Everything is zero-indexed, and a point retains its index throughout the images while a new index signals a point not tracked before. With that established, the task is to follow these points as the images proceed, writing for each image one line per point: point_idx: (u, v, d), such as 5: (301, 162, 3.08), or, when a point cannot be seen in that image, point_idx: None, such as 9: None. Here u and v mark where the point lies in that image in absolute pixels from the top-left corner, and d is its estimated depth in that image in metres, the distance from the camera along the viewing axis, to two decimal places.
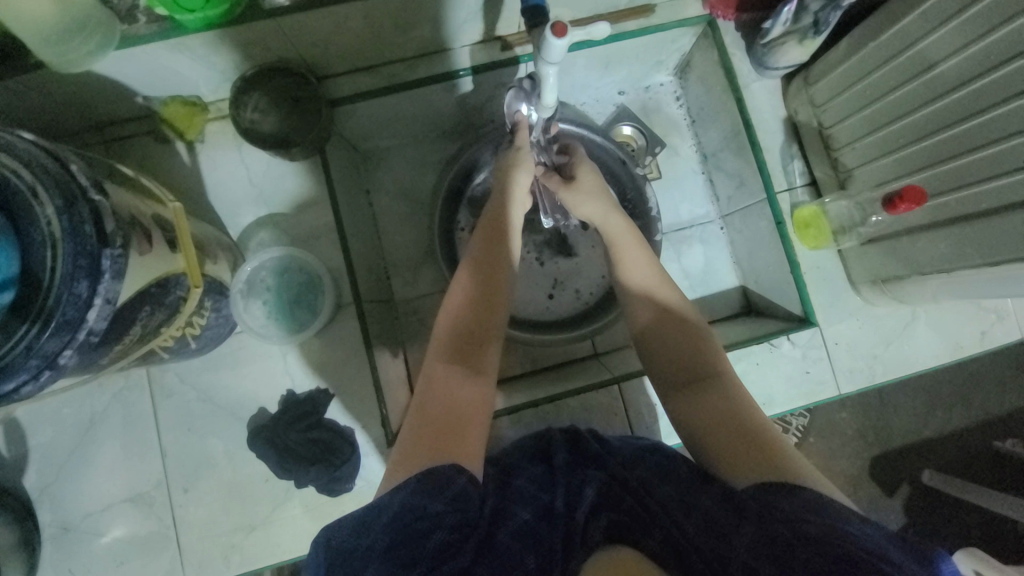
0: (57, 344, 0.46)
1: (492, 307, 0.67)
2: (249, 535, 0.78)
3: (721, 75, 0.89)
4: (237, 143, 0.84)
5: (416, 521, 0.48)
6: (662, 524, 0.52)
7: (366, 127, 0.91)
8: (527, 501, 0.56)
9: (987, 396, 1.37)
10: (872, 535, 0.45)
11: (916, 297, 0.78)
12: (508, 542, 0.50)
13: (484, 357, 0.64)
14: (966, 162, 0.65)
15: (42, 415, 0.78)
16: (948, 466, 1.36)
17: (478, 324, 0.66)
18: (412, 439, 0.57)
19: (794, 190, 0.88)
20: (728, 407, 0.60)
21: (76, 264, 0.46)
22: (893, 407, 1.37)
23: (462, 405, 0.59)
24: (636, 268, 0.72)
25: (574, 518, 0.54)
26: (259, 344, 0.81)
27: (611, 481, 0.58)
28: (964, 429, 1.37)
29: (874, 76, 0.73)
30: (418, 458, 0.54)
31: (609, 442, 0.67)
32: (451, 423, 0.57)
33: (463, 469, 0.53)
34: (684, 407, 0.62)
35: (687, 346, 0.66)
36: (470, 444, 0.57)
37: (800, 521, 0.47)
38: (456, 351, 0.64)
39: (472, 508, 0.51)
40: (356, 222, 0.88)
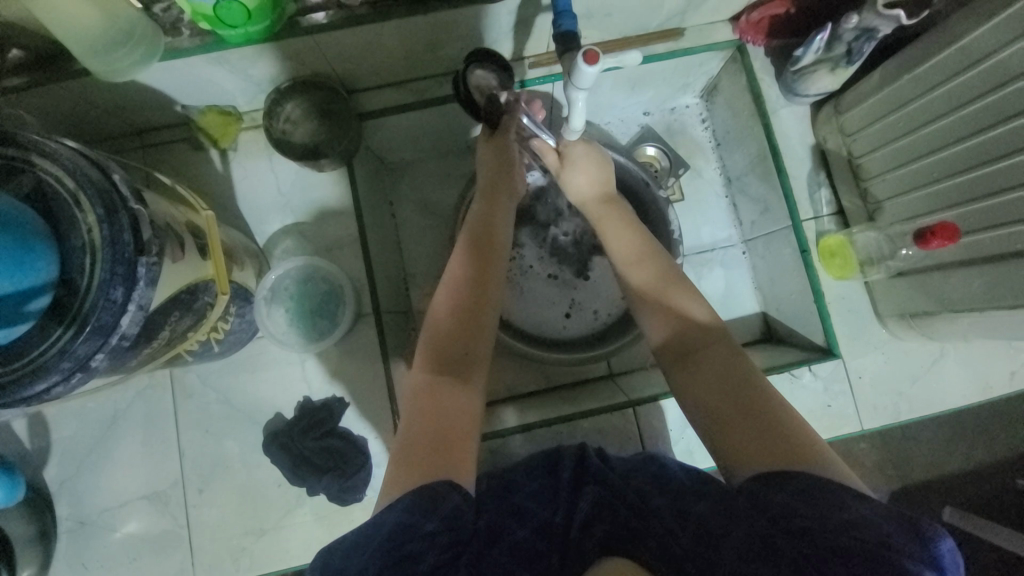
0: (89, 347, 0.48)
1: (479, 310, 0.64)
2: (258, 539, 0.78)
3: (749, 100, 0.89)
4: (268, 152, 0.86)
5: (409, 543, 0.48)
6: (656, 534, 0.53)
7: (393, 140, 0.93)
8: (522, 518, 0.57)
9: (1015, 433, 1.32)
10: (869, 516, 0.44)
11: (945, 334, 0.76)
12: (502, 558, 0.52)
13: (471, 362, 0.62)
14: (1001, 200, 0.63)
15: (67, 409, 0.80)
16: (971, 505, 1.31)
17: (464, 329, 0.63)
18: (401, 452, 0.56)
19: (820, 219, 0.86)
20: (731, 386, 0.57)
21: (113, 271, 0.48)
22: (915, 440, 1.33)
23: (450, 417, 0.58)
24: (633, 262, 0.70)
25: (569, 531, 0.56)
26: (279, 350, 0.82)
27: (607, 493, 0.59)
28: (990, 466, 1.31)
29: (907, 108, 0.72)
30: (412, 473, 0.53)
31: (613, 458, 0.66)
32: (440, 434, 0.56)
33: (456, 485, 0.52)
34: (687, 390, 0.60)
35: (685, 329, 0.63)
36: (461, 455, 0.56)
37: (793, 514, 0.46)
38: (441, 359, 0.62)
39: (467, 526, 0.50)
40: (379, 234, 0.90)
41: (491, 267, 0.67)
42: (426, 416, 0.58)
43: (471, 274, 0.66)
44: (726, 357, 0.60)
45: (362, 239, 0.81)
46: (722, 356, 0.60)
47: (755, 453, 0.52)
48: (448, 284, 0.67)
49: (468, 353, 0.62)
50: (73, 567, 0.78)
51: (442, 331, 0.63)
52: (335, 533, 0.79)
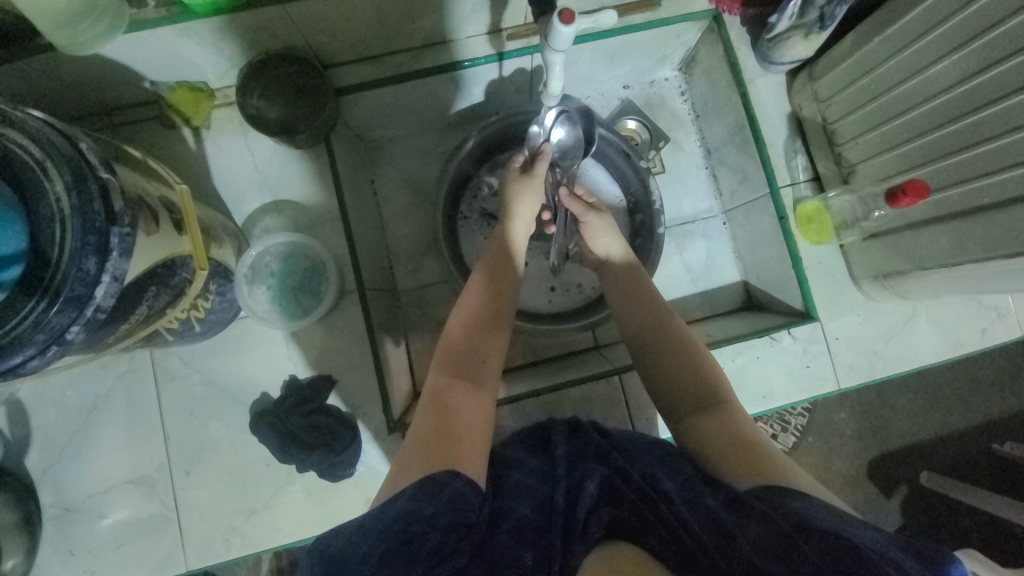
0: (64, 319, 0.47)
1: (496, 329, 0.70)
2: (249, 519, 0.78)
3: (726, 69, 0.90)
4: (243, 129, 0.84)
5: (411, 525, 0.49)
6: (665, 520, 0.52)
7: (371, 117, 0.91)
8: (525, 495, 0.57)
9: (985, 398, 1.37)
10: (881, 541, 0.46)
11: (917, 291, 0.79)
12: (507, 540, 0.51)
13: (485, 370, 0.67)
14: (969, 156, 0.65)
15: (45, 395, 0.78)
16: (945, 468, 1.36)
17: (481, 342, 0.68)
18: (415, 443, 0.58)
19: (797, 185, 0.88)
20: (729, 419, 0.63)
21: (85, 240, 0.47)
22: (891, 407, 1.37)
23: (467, 418, 0.61)
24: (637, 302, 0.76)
25: (574, 514, 0.53)
26: (262, 330, 0.82)
27: (611, 474, 0.58)
28: (963, 430, 1.37)
29: (879, 71, 0.74)
30: (424, 462, 0.55)
31: (615, 438, 0.69)
32: (455, 430, 0.59)
33: (458, 472, 0.54)
34: (691, 424, 0.65)
35: (691, 370, 0.68)
36: (472, 448, 0.58)
37: (806, 518, 0.49)
38: (458, 366, 0.66)
39: (471, 509, 0.52)
40: (360, 211, 0.89)
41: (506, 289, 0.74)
42: (440, 412, 0.61)
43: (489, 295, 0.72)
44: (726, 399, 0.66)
45: (343, 214, 0.80)
46: (723, 397, 0.66)
47: (751, 471, 0.57)
48: (467, 303, 0.72)
49: (485, 364, 0.67)
50: (60, 555, 0.77)
51: (459, 349, 0.68)
52: (326, 509, 0.79)
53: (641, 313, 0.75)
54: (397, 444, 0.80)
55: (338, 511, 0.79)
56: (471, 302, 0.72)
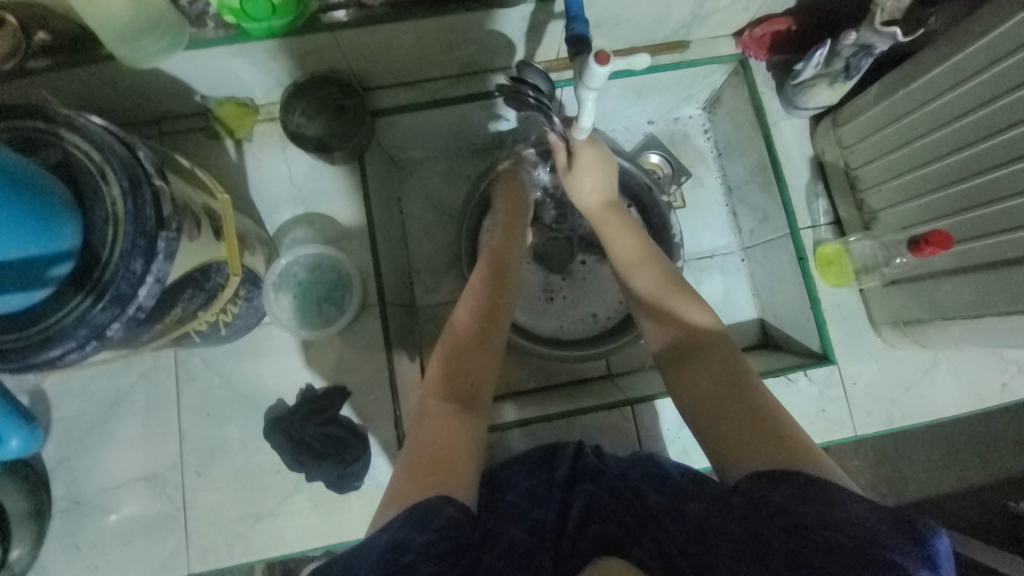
0: (107, 316, 0.49)
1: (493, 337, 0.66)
2: (254, 525, 0.78)
3: (750, 111, 0.92)
4: (283, 144, 0.88)
5: (404, 556, 0.46)
6: (653, 533, 0.52)
7: (403, 139, 0.96)
8: (518, 517, 0.55)
9: (1006, 455, 1.33)
10: (861, 514, 0.43)
11: (938, 341, 0.77)
12: (496, 561, 0.49)
13: (478, 391, 0.63)
14: (988, 212, 0.65)
15: (70, 388, 0.81)
16: (963, 526, 1.31)
17: (474, 360, 0.64)
18: (406, 469, 0.55)
19: (817, 228, 0.89)
20: (727, 377, 0.58)
21: (135, 243, 0.50)
22: (907, 458, 1.33)
23: (458, 438, 0.57)
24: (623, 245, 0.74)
25: (562, 530, 0.54)
26: (284, 338, 0.83)
27: (601, 492, 0.59)
28: (982, 488, 1.32)
29: (902, 122, 0.75)
30: (414, 489, 0.52)
31: (608, 460, 0.67)
32: (451, 454, 0.56)
33: (452, 498, 0.51)
34: (689, 387, 0.60)
35: (682, 330, 0.64)
36: (462, 472, 0.55)
37: (789, 510, 0.45)
38: (451, 383, 0.62)
39: (465, 535, 0.49)
40: (386, 228, 0.92)
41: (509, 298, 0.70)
42: (437, 431, 0.57)
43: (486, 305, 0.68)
44: (721, 352, 0.61)
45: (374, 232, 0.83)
46: (718, 355, 0.61)
47: (748, 449, 0.52)
48: (465, 311, 0.68)
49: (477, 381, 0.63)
50: (65, 548, 0.78)
51: (452, 362, 0.64)
52: (330, 521, 0.79)
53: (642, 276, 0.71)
54: None
55: (342, 523, 0.79)
56: (465, 310, 0.68)
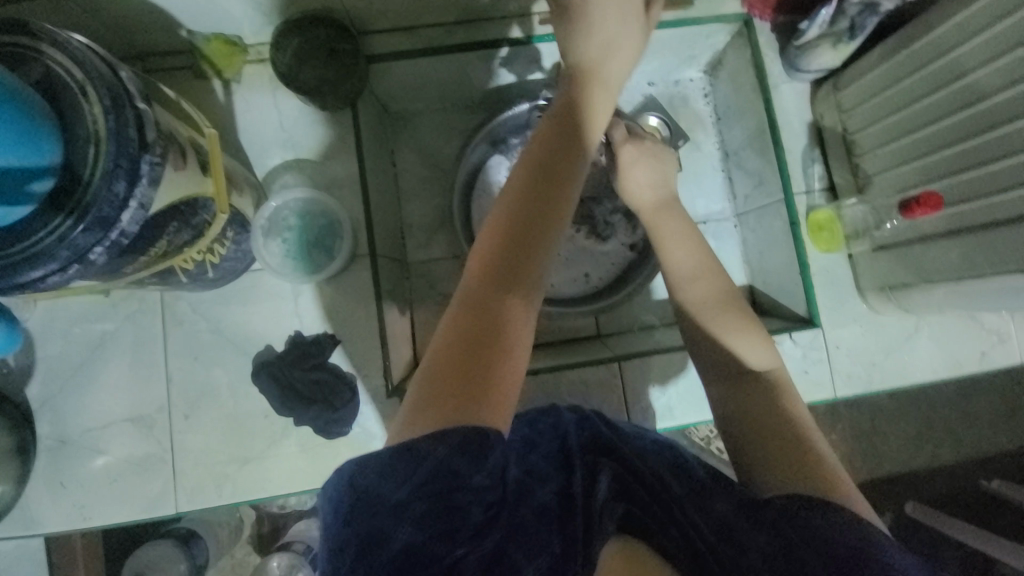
0: (89, 239, 0.48)
1: (548, 218, 0.57)
2: (242, 467, 0.79)
3: (752, 74, 0.91)
4: (273, 87, 0.86)
5: (451, 494, 0.42)
6: (677, 519, 0.52)
7: (398, 88, 0.93)
8: (542, 480, 0.53)
9: (979, 434, 1.38)
10: (908, 566, 0.44)
11: (920, 305, 0.79)
12: (535, 522, 0.48)
13: (518, 306, 0.54)
14: (978, 175, 0.66)
15: (54, 328, 0.80)
16: (931, 499, 1.37)
17: (513, 271, 0.54)
18: (428, 395, 0.48)
19: (811, 194, 0.89)
20: (772, 408, 0.59)
21: (117, 165, 0.48)
22: (884, 434, 1.37)
23: (496, 364, 0.50)
24: (682, 245, 0.70)
25: (590, 504, 0.52)
26: (272, 285, 0.82)
27: (624, 470, 0.56)
28: (953, 464, 1.37)
29: (902, 85, 0.74)
30: (439, 417, 0.46)
31: (620, 426, 0.64)
32: (492, 383, 0.49)
33: (491, 431, 0.45)
34: (736, 405, 0.60)
35: (733, 355, 0.64)
36: (497, 403, 0.48)
37: (831, 534, 0.46)
38: (486, 297, 0.53)
39: (504, 486, 0.45)
40: (379, 179, 0.90)
41: (571, 179, 0.59)
42: (479, 324, 0.52)
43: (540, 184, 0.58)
44: (775, 389, 0.61)
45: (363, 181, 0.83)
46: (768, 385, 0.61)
47: (788, 474, 0.53)
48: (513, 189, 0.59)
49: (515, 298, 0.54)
50: (50, 486, 0.78)
51: (499, 249, 0.55)
52: (319, 465, 0.80)
53: (699, 287, 0.68)
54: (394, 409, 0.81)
55: (330, 468, 0.80)
56: (514, 190, 0.59)
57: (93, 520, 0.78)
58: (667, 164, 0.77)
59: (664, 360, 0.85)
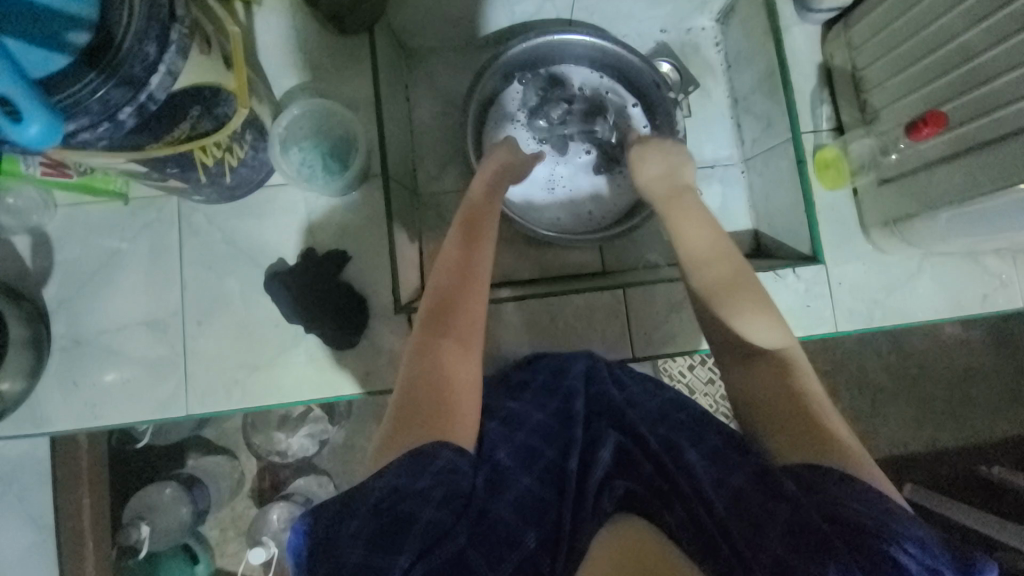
0: (121, 97, 0.51)
1: (471, 275, 0.66)
2: (252, 374, 0.81)
3: (763, 16, 0.92)
4: (292, 10, 0.87)
5: (403, 502, 0.46)
6: (684, 496, 0.52)
7: (414, 21, 0.95)
8: (528, 465, 0.55)
9: (981, 418, 1.38)
10: (919, 539, 0.46)
11: (924, 237, 0.80)
12: (510, 516, 0.49)
13: (471, 328, 0.63)
14: (986, 91, 0.67)
15: (71, 232, 0.82)
16: (931, 479, 1.36)
17: (458, 296, 0.64)
18: (395, 417, 0.55)
19: (819, 132, 0.90)
20: (783, 392, 0.59)
21: (148, 26, 0.50)
22: (886, 414, 1.37)
23: (452, 376, 0.58)
24: (692, 234, 0.72)
25: (585, 484, 0.53)
26: (285, 201, 0.84)
27: (629, 442, 0.57)
28: (954, 448, 1.37)
29: (912, 12, 0.75)
30: (409, 434, 0.53)
31: (631, 394, 0.66)
32: (453, 392, 0.57)
33: (448, 443, 0.52)
34: (742, 379, 0.62)
35: (747, 337, 0.64)
36: (456, 417, 0.55)
37: (851, 510, 0.48)
38: (436, 321, 0.62)
39: (463, 480, 0.50)
40: (393, 107, 0.92)
41: (490, 237, 0.71)
42: (425, 370, 0.58)
43: (464, 250, 0.68)
44: (789, 365, 0.61)
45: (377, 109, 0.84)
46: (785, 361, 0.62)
47: (795, 444, 0.55)
48: (441, 261, 0.68)
49: (467, 317, 0.63)
50: (64, 384, 0.80)
51: (442, 283, 0.65)
52: (326, 376, 0.82)
53: (715, 271, 0.69)
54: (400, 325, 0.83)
55: (337, 379, 0.82)
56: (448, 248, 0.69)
57: (104, 419, 0.80)
58: (686, 161, 0.81)
59: (668, 288, 0.86)
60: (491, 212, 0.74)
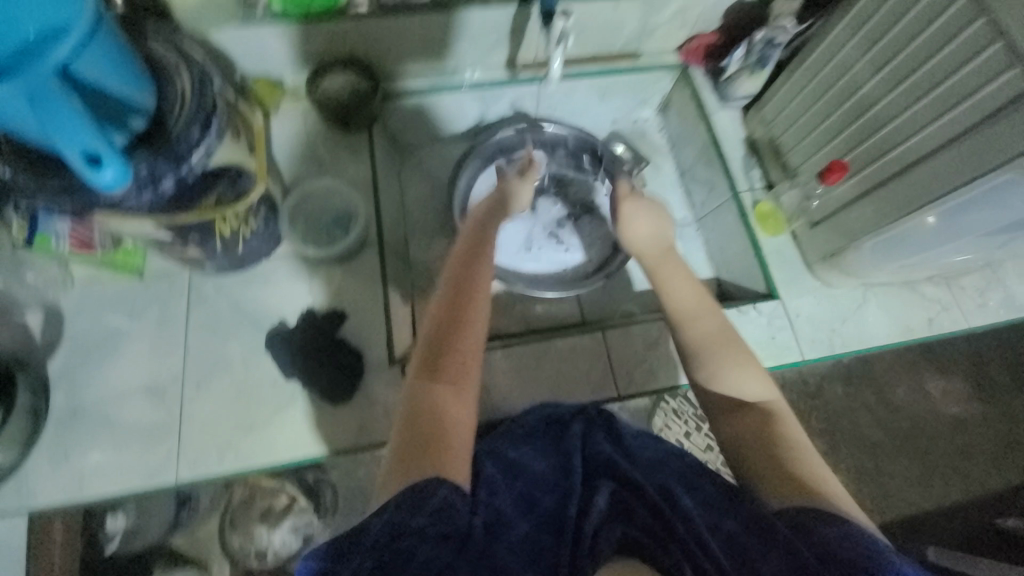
0: (165, 168, 0.61)
1: (470, 315, 0.62)
2: (246, 434, 0.82)
3: (692, 105, 1.13)
4: (304, 115, 1.04)
5: (400, 541, 0.45)
6: (681, 539, 0.49)
7: (405, 122, 1.12)
8: (527, 510, 0.55)
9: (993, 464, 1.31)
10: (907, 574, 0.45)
11: (859, 267, 0.92)
12: (509, 558, 0.48)
13: (465, 365, 0.59)
14: (875, 141, 0.83)
15: (83, 306, 0.87)
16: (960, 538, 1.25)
17: (453, 333, 0.61)
18: (391, 454, 0.53)
19: (754, 190, 1.06)
20: (766, 438, 0.60)
21: (196, 115, 0.63)
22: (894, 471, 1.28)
23: (448, 414, 0.55)
24: (679, 288, 0.71)
25: (582, 527, 0.52)
26: (288, 269, 0.92)
27: (622, 488, 0.56)
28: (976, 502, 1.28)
29: (807, 91, 0.96)
30: (404, 470, 0.50)
31: (630, 447, 0.63)
32: (449, 430, 0.54)
33: (446, 480, 0.49)
34: (734, 430, 0.62)
35: (735, 387, 0.64)
36: (454, 454, 0.53)
37: (836, 547, 0.47)
38: (429, 358, 0.59)
39: (459, 518, 0.48)
40: (388, 188, 1.06)
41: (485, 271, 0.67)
42: (419, 409, 0.55)
43: (459, 284, 0.64)
44: (775, 418, 0.61)
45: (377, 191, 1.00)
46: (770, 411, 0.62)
47: (782, 487, 0.55)
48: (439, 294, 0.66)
49: (462, 355, 0.60)
50: (54, 456, 0.79)
51: (437, 319, 0.63)
52: (321, 432, 0.84)
53: (702, 323, 0.68)
54: (394, 377, 0.86)
55: (332, 434, 0.83)
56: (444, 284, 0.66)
57: (90, 491, 0.79)
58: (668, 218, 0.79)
59: (643, 328, 0.94)
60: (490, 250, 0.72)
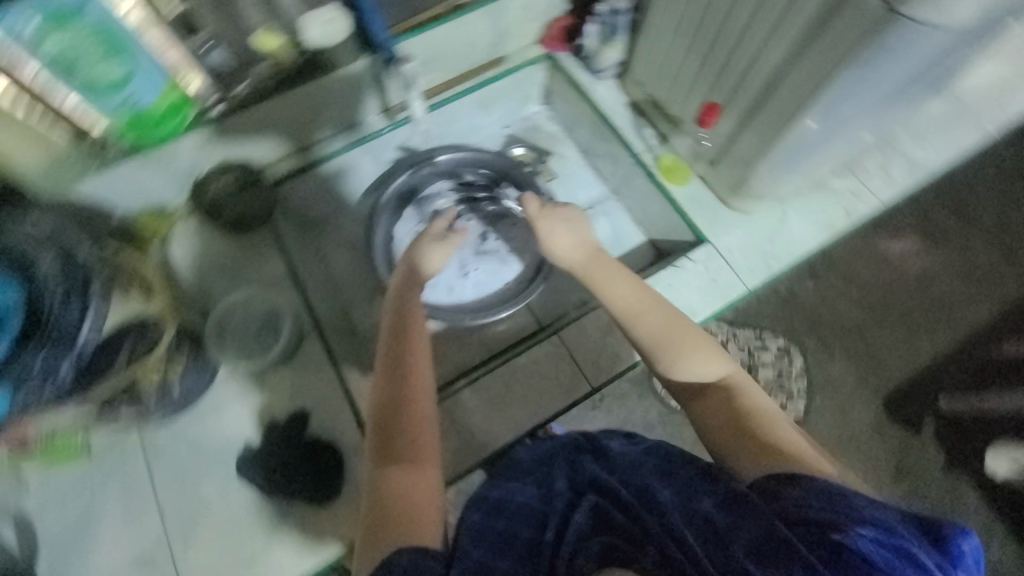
0: (55, 356, 0.68)
1: (413, 390, 0.68)
2: (250, 568, 0.80)
3: (569, 87, 1.15)
4: (200, 231, 1.01)
5: None
6: (655, 536, 0.49)
7: (303, 200, 1.10)
8: (503, 551, 0.56)
9: (966, 302, 1.35)
10: (878, 521, 0.46)
11: (765, 186, 0.95)
12: None
13: (415, 438, 0.65)
14: (734, 74, 0.86)
15: (41, 508, 0.83)
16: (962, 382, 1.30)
17: (398, 414, 0.66)
18: (365, 535, 0.58)
19: (651, 149, 1.09)
20: (735, 415, 0.63)
21: (65, 297, 0.69)
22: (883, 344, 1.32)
23: (409, 488, 0.60)
24: (617, 290, 0.73)
25: (559, 548, 0.53)
26: (234, 391, 0.90)
27: (601, 500, 0.57)
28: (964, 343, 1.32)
29: (661, 46, 0.99)
30: (377, 547, 0.55)
31: (613, 455, 0.65)
32: (411, 500, 0.59)
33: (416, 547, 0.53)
34: (704, 415, 0.65)
35: (696, 372, 0.67)
36: (421, 520, 0.58)
37: (803, 507, 0.49)
38: (383, 443, 0.65)
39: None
40: (309, 272, 1.04)
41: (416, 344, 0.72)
42: (381, 492, 0.61)
43: (398, 366, 0.70)
44: (738, 394, 0.65)
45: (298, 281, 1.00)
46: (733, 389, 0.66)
47: (758, 458, 0.58)
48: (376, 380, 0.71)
49: (409, 431, 0.65)
50: None
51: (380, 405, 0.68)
52: (323, 536, 0.82)
53: (650, 320, 0.70)
54: None
55: (335, 534, 0.82)
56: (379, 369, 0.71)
57: None
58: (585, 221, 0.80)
59: (594, 316, 0.95)
60: (417, 321, 0.76)
